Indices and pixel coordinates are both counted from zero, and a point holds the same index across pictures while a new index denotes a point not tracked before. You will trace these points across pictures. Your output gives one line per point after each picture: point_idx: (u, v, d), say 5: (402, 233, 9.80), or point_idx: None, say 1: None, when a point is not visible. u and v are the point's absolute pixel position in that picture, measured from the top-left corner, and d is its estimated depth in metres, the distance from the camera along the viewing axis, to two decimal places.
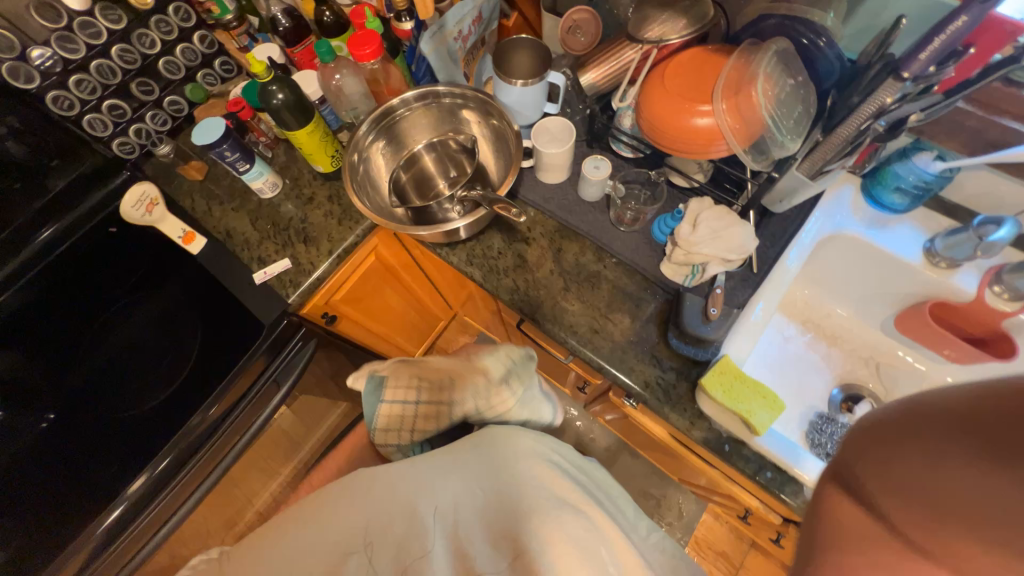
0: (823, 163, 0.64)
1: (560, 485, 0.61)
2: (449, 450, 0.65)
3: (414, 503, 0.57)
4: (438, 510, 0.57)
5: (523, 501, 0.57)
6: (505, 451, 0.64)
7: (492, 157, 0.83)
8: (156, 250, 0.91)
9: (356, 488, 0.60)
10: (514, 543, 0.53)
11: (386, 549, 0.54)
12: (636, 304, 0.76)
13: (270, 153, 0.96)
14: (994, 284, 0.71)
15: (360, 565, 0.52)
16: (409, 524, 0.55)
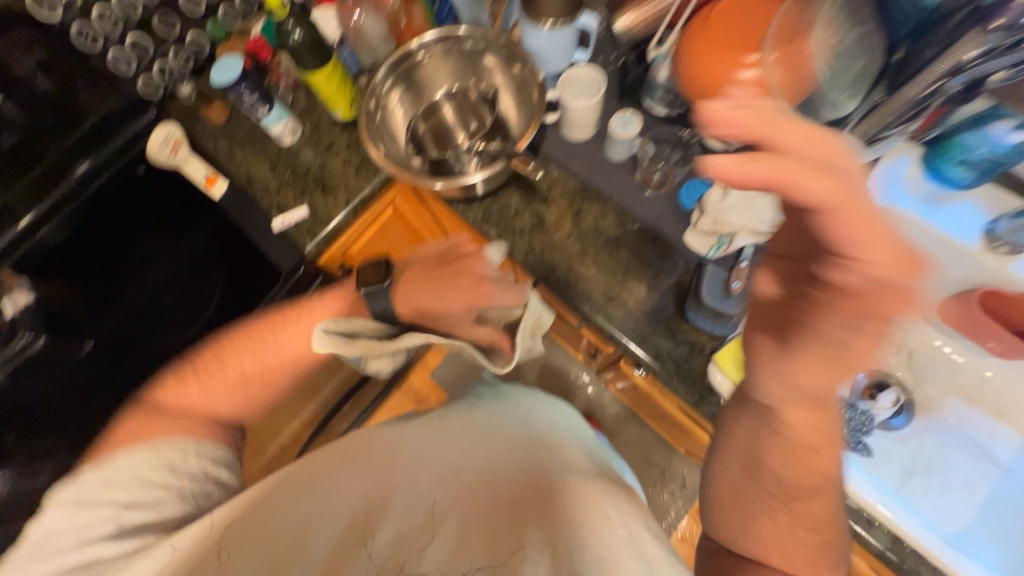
0: (879, 130, 0.57)
1: (563, 451, 0.61)
2: (452, 423, 0.66)
3: (413, 478, 0.56)
4: (442, 480, 0.56)
5: (528, 466, 0.58)
6: (508, 423, 0.66)
7: (514, 108, 0.77)
8: (182, 193, 0.93)
9: (355, 460, 0.58)
10: (520, 511, 0.52)
11: (387, 523, 0.51)
12: (655, 273, 0.73)
13: (290, 98, 0.92)
14: None
15: (362, 543, 0.50)
16: (411, 496, 0.54)
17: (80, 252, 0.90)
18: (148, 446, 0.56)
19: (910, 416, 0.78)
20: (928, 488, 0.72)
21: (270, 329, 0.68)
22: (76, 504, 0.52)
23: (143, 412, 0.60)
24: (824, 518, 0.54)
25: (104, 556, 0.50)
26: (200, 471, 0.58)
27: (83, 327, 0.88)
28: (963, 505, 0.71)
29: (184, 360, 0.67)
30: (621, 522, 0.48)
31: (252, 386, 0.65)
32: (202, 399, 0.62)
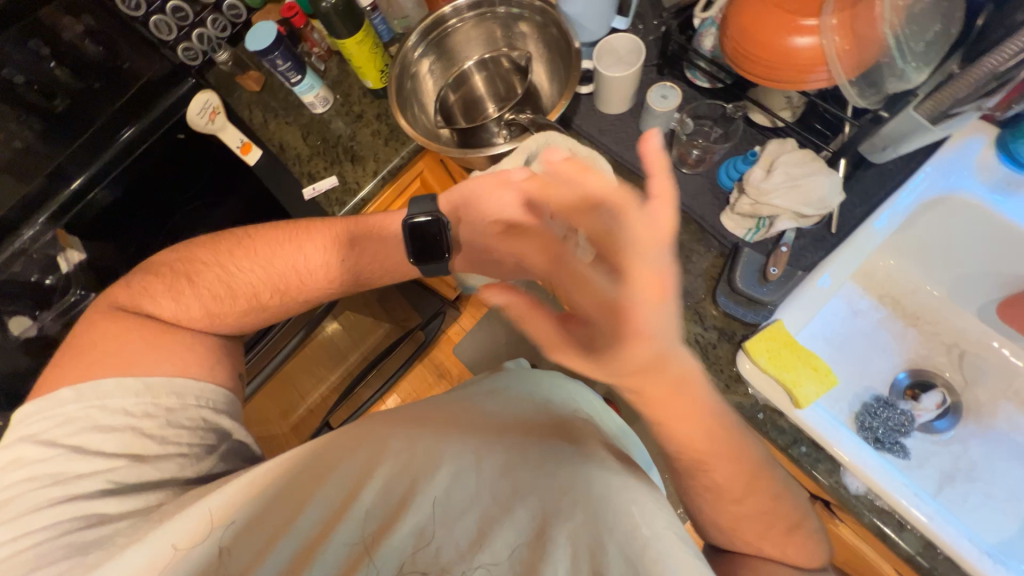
0: (949, 104, 0.54)
1: (587, 439, 0.56)
2: (461, 407, 0.61)
3: (436, 463, 0.52)
4: (458, 468, 0.52)
5: (548, 454, 0.53)
6: (524, 407, 0.61)
7: (546, 77, 0.75)
8: (220, 159, 0.96)
9: (364, 445, 0.54)
10: (540, 504, 0.49)
11: (404, 511, 0.49)
12: (686, 256, 0.69)
13: (322, 66, 0.93)
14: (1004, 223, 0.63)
15: (376, 531, 0.48)
16: (430, 487, 0.50)
17: (128, 214, 0.93)
18: (140, 381, 0.56)
19: (956, 419, 0.74)
20: (969, 494, 0.68)
21: (266, 249, 0.70)
22: (66, 452, 0.52)
23: (139, 327, 0.62)
24: (724, 486, 0.50)
25: (107, 513, 0.50)
26: (200, 420, 0.59)
27: None
28: (1008, 515, 0.65)
29: (177, 273, 0.68)
30: (643, 521, 0.45)
31: (252, 305, 0.69)
32: (202, 315, 0.66)
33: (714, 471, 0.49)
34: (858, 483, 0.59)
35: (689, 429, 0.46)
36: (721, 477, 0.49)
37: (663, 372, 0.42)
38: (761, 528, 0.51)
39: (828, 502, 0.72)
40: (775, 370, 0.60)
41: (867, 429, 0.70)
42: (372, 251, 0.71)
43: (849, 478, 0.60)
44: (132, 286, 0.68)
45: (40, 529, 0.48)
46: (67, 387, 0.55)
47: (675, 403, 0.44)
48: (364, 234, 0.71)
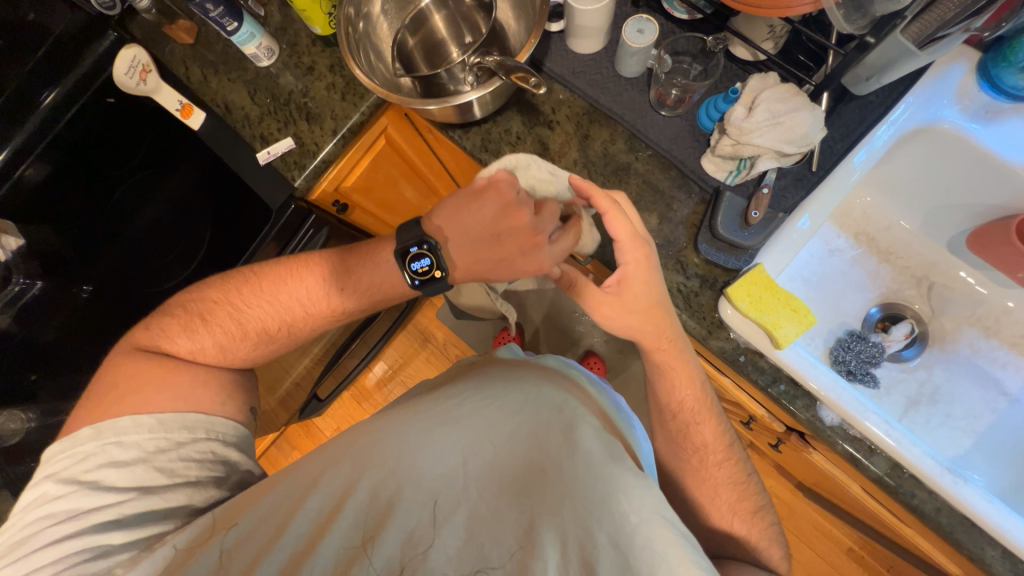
0: (937, 27, 0.52)
1: (574, 427, 0.52)
2: (446, 399, 0.56)
3: (419, 470, 0.48)
4: (444, 470, 0.48)
5: (536, 448, 0.50)
6: (513, 392, 0.56)
7: (513, 16, 0.68)
8: (163, 125, 0.88)
9: (350, 454, 0.51)
10: (530, 503, 0.46)
11: (391, 522, 0.45)
12: (667, 204, 0.67)
13: (262, 11, 0.83)
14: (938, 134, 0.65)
15: (364, 548, 0.44)
16: (416, 490, 0.47)
17: (69, 189, 0.86)
18: (155, 417, 0.54)
19: (922, 347, 0.77)
20: (931, 416, 0.73)
21: (270, 284, 0.65)
22: (79, 488, 0.50)
23: (149, 366, 0.58)
24: (706, 445, 0.62)
25: (111, 544, 0.48)
26: (210, 452, 0.56)
27: (80, 269, 0.87)
28: (965, 432, 0.72)
29: (189, 312, 0.64)
30: (632, 509, 0.46)
31: (265, 339, 0.64)
32: (217, 352, 0.62)
33: (704, 427, 0.62)
34: (833, 415, 0.62)
35: (678, 392, 0.62)
36: (708, 434, 0.63)
37: (651, 334, 0.59)
38: (733, 499, 0.61)
39: (803, 433, 0.76)
40: (756, 314, 0.61)
41: (841, 362, 0.73)
42: (367, 278, 0.65)
43: (823, 411, 0.63)
44: (147, 326, 0.64)
45: (46, 565, 0.46)
46: (87, 425, 0.53)
47: (674, 370, 0.61)
48: (358, 261, 0.65)
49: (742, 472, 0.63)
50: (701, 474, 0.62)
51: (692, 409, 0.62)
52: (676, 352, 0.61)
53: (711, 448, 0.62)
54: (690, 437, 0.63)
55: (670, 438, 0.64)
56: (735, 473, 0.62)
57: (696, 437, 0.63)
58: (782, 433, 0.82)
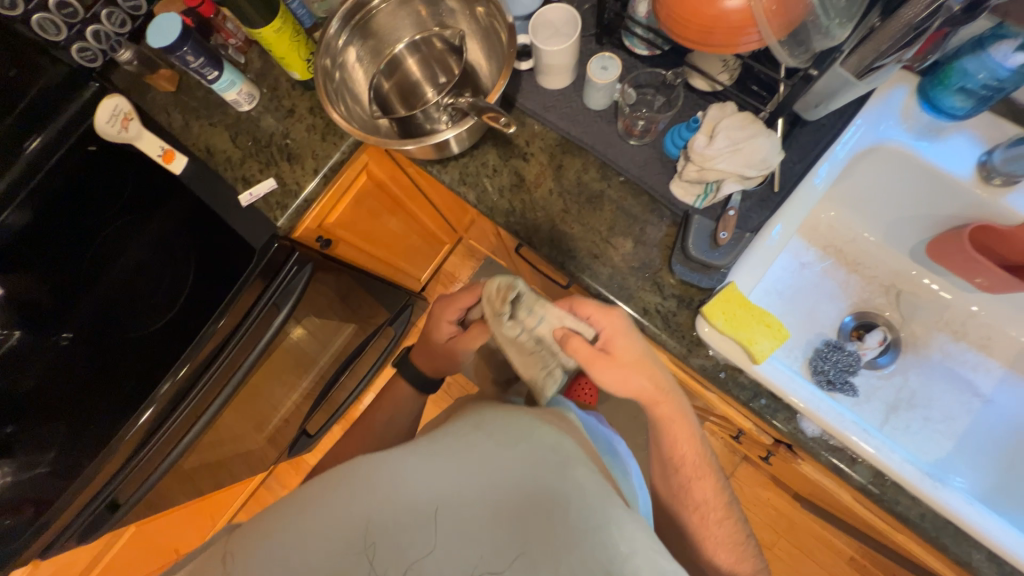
0: (874, 58, 0.55)
1: (571, 465, 0.50)
2: (445, 430, 0.55)
3: (415, 498, 0.47)
4: (443, 498, 0.47)
5: (533, 479, 0.48)
6: (511, 424, 0.53)
7: (483, 57, 0.71)
8: (141, 171, 0.87)
9: (345, 481, 0.50)
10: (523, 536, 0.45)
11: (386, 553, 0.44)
12: (641, 228, 0.70)
13: (242, 59, 0.86)
14: (891, 148, 0.69)
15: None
16: (410, 516, 0.46)
17: (52, 237, 0.86)
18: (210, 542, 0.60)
19: (896, 353, 0.80)
20: (911, 420, 0.75)
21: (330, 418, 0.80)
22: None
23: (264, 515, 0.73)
24: (705, 500, 0.64)
25: None
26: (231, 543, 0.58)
27: (61, 317, 0.88)
28: (944, 435, 0.74)
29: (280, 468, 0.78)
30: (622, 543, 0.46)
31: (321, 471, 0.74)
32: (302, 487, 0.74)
33: (702, 484, 0.64)
34: (813, 426, 0.63)
35: (684, 452, 0.63)
36: (708, 489, 0.65)
37: (650, 389, 0.59)
38: (731, 555, 0.64)
39: (789, 444, 0.77)
40: (731, 331, 0.63)
41: (821, 372, 0.75)
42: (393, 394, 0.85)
43: (805, 424, 0.64)
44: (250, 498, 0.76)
45: None
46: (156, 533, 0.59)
47: (676, 431, 0.62)
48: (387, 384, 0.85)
49: (741, 532, 0.66)
50: (698, 530, 0.64)
51: (694, 464, 0.64)
52: (672, 404, 0.61)
53: (711, 504, 0.65)
54: (684, 489, 0.64)
55: (664, 490, 0.67)
56: (735, 532, 0.65)
57: (696, 491, 0.64)
58: (771, 444, 0.84)
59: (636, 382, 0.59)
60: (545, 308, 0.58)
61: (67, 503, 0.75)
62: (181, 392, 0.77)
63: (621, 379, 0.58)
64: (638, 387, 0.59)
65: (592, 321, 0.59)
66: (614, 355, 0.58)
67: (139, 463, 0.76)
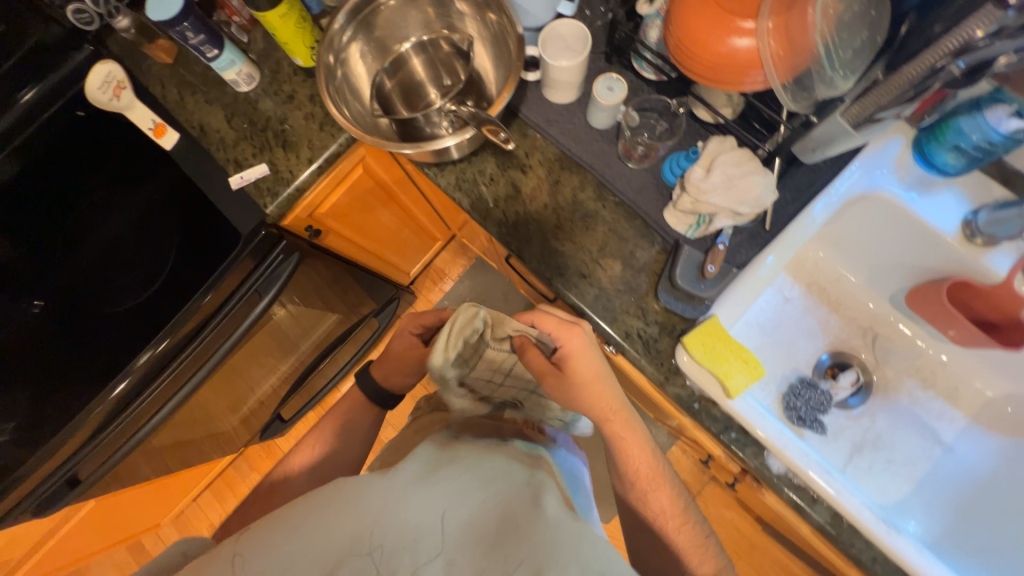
0: (874, 109, 0.55)
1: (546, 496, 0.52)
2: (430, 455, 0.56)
3: (401, 517, 0.47)
4: (428, 521, 0.48)
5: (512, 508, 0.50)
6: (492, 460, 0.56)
7: (491, 63, 0.69)
8: (130, 143, 0.84)
9: (331, 499, 0.49)
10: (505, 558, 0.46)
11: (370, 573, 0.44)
12: (631, 251, 0.71)
13: (245, 38, 0.84)
14: (882, 197, 0.70)
15: None
16: (398, 541, 0.46)
17: (33, 201, 0.85)
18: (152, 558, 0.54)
19: (867, 396, 0.81)
20: (874, 462, 0.77)
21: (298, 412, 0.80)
22: None
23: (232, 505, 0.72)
24: (665, 508, 0.63)
25: None
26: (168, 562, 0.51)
27: (37, 284, 0.87)
28: (904, 478, 0.76)
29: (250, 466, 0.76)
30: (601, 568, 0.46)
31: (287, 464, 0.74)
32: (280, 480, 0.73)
33: (659, 494, 0.63)
34: (779, 463, 0.65)
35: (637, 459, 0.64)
36: (665, 499, 0.63)
37: (604, 408, 0.63)
38: None
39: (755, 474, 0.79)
40: (709, 363, 0.63)
41: (792, 408, 0.77)
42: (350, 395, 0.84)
43: (771, 461, 0.65)
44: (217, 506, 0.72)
45: None
46: None
47: (627, 435, 0.64)
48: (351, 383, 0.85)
49: (701, 534, 0.62)
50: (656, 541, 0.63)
51: (647, 475, 0.64)
52: (622, 422, 0.64)
53: (670, 507, 0.63)
54: (642, 493, 0.64)
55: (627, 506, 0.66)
56: (696, 537, 0.62)
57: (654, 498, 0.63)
58: (738, 472, 0.85)
59: (592, 398, 0.63)
60: (506, 322, 0.68)
61: (23, 477, 0.73)
62: (154, 371, 0.76)
63: (576, 393, 0.63)
64: (594, 402, 0.63)
65: (552, 336, 0.65)
66: (569, 369, 0.64)
67: (101, 443, 0.74)
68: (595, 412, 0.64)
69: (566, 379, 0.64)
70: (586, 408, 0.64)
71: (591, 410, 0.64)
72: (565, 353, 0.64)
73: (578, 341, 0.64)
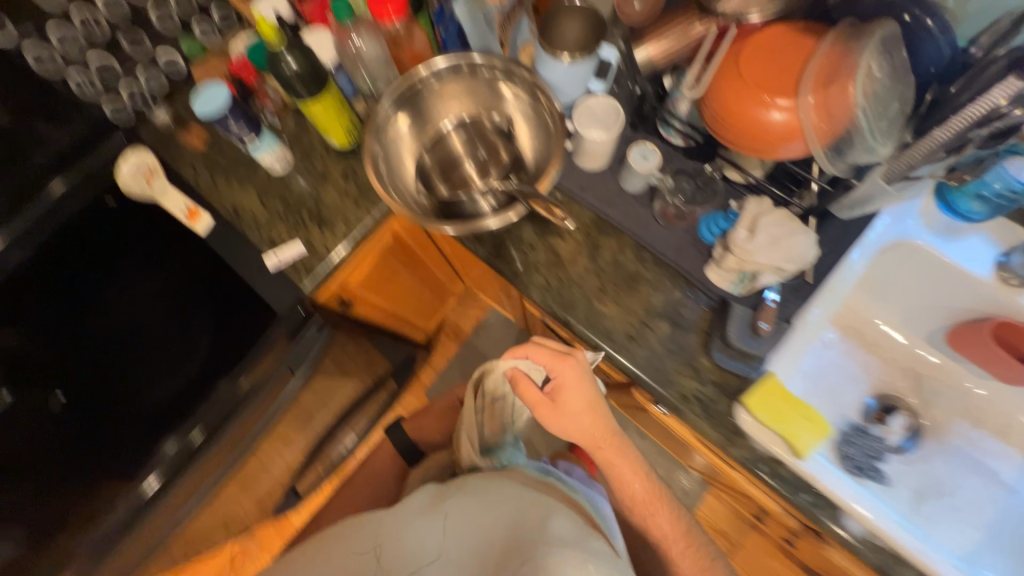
0: (909, 167, 0.56)
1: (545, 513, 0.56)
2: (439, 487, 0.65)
3: (402, 538, 0.57)
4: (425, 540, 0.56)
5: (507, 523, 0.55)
6: (494, 485, 0.63)
7: (529, 138, 0.71)
8: (161, 227, 0.84)
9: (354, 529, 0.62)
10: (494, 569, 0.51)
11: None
12: (677, 310, 0.71)
13: (278, 122, 0.86)
14: (915, 245, 0.72)
15: None
16: (403, 557, 0.55)
17: (56, 289, 0.83)
18: None
19: (919, 440, 0.80)
20: (940, 510, 0.74)
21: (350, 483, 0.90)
22: None
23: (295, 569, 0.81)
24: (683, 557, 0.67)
25: None
26: None
27: (49, 377, 0.82)
28: (972, 526, 0.73)
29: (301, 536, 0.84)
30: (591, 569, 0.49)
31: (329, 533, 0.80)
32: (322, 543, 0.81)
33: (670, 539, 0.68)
34: (857, 524, 0.62)
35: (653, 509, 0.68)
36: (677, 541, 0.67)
37: (595, 435, 0.68)
38: None
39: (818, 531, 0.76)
40: (773, 424, 0.63)
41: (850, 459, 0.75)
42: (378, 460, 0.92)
43: (847, 521, 0.63)
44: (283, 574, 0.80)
45: None
46: None
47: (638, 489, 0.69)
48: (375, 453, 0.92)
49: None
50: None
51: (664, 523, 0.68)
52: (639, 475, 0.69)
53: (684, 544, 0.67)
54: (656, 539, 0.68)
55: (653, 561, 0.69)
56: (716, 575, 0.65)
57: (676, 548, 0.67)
58: (798, 528, 0.82)
59: (585, 426, 0.68)
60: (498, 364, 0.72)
61: None
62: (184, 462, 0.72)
63: (570, 425, 0.68)
64: (587, 429, 0.68)
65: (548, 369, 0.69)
66: (563, 405, 0.68)
67: None
68: (590, 443, 0.69)
69: (560, 412, 0.68)
70: (577, 436, 0.68)
71: (584, 438, 0.68)
72: (559, 385, 0.68)
73: (568, 371, 0.68)
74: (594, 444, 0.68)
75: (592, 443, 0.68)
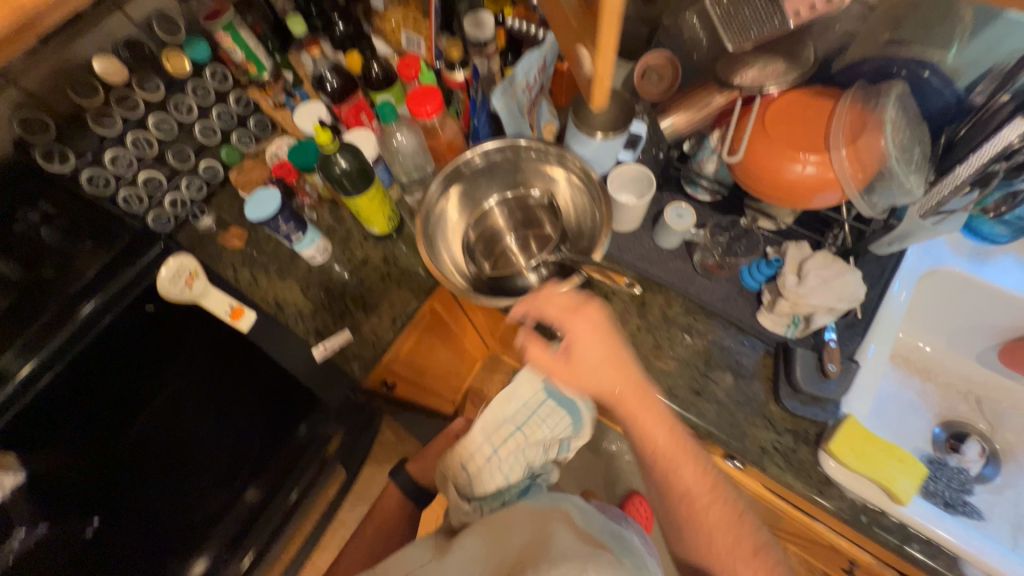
0: (939, 202, 0.60)
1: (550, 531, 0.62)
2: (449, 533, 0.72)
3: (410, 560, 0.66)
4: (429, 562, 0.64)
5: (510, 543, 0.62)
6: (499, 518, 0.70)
7: (571, 209, 0.74)
8: (205, 327, 0.78)
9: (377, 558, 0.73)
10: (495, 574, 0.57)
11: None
12: (737, 359, 0.71)
13: (314, 215, 0.89)
14: (950, 270, 0.74)
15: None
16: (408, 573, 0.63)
17: (84, 395, 0.70)
18: None
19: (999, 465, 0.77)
20: None
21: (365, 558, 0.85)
22: None
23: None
24: None
25: None
26: None
27: (81, 501, 0.68)
28: None
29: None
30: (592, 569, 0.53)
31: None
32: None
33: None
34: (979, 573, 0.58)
35: None
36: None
37: (625, 392, 0.60)
38: None
39: None
40: (866, 469, 0.60)
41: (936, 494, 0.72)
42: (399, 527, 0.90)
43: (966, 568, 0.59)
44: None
45: None
46: None
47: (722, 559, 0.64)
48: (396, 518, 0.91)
49: None
50: None
51: None
52: None
53: None
54: None
55: None
56: None
57: None
58: None
59: (609, 385, 0.60)
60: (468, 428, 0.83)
61: None
62: None
63: (595, 385, 0.60)
64: (612, 385, 0.60)
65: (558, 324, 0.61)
66: (581, 360, 0.60)
67: None
68: (619, 404, 0.60)
69: (580, 372, 0.60)
70: (601, 391, 0.60)
71: (609, 392, 0.60)
72: (572, 339, 0.60)
73: (577, 323, 0.60)
74: (616, 398, 0.60)
75: (623, 405, 0.60)
